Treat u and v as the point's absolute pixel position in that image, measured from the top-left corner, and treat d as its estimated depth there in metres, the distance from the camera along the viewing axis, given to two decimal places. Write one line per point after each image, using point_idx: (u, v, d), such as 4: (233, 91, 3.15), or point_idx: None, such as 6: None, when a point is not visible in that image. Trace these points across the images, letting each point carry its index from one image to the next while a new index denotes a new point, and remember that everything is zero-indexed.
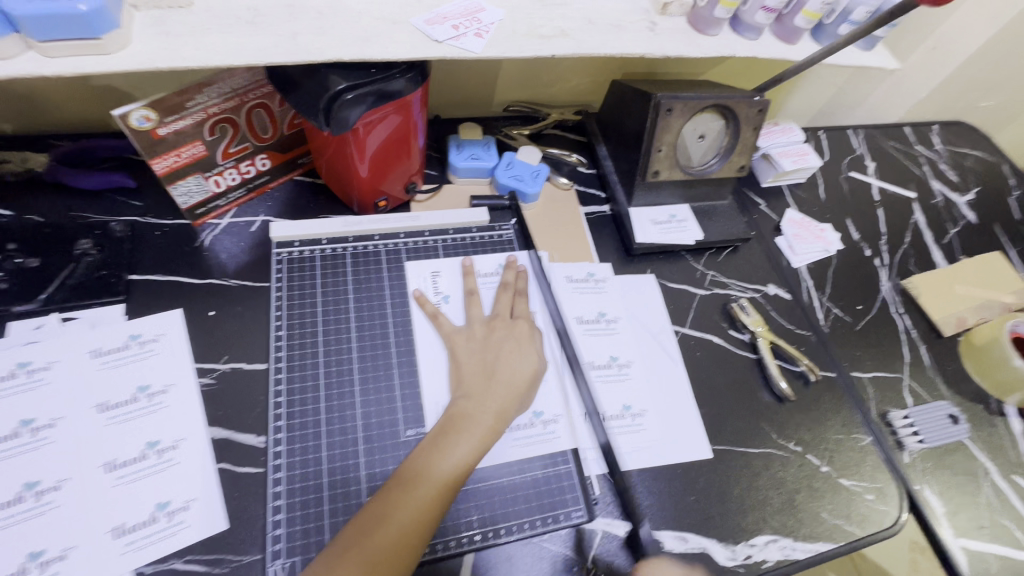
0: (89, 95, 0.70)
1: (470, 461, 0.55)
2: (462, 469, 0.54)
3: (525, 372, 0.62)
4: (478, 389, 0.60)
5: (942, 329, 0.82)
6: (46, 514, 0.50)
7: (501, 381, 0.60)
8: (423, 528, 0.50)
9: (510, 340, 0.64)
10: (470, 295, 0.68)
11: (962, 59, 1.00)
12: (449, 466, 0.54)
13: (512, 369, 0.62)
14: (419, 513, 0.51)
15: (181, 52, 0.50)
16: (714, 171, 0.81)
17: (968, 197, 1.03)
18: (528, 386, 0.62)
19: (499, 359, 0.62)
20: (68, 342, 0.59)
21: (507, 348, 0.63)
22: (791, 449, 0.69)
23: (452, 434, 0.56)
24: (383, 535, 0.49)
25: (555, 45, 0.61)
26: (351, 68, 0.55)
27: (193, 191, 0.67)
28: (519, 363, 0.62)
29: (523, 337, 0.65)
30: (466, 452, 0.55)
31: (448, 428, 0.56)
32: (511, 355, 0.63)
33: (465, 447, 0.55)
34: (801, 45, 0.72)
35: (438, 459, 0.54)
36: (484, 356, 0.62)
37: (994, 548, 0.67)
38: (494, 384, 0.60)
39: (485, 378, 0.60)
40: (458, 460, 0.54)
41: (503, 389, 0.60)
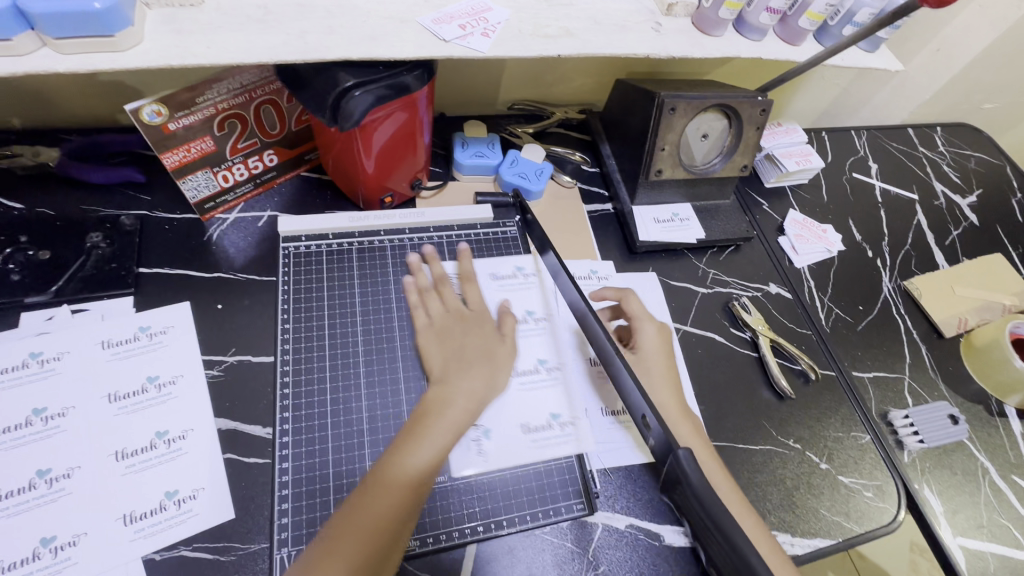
0: (101, 91, 0.71)
1: (440, 454, 0.55)
2: (437, 457, 0.54)
3: (490, 354, 0.63)
4: (449, 378, 0.60)
5: (943, 330, 0.83)
6: (57, 501, 0.51)
7: (468, 365, 0.61)
8: (401, 517, 0.50)
9: (478, 329, 0.64)
10: (434, 288, 0.68)
11: (965, 61, 1.01)
12: (425, 453, 0.54)
13: (478, 352, 0.62)
14: (395, 502, 0.51)
15: (192, 50, 0.51)
16: (717, 171, 0.81)
17: (971, 199, 1.03)
18: (494, 364, 0.62)
19: (466, 345, 0.63)
20: (78, 333, 0.59)
21: (475, 337, 0.63)
22: (791, 445, 0.69)
23: (423, 429, 0.55)
24: (359, 526, 0.49)
25: (560, 45, 0.61)
26: (359, 66, 0.56)
27: (202, 185, 0.68)
28: (486, 348, 0.63)
29: (488, 324, 0.65)
30: (440, 439, 0.55)
31: (422, 416, 0.57)
32: (475, 340, 0.63)
33: (440, 434, 0.55)
34: (805, 46, 0.73)
35: (413, 447, 0.54)
36: (448, 345, 0.63)
37: (992, 547, 0.67)
38: (462, 371, 0.60)
39: (454, 364, 0.61)
40: (433, 448, 0.54)
41: (471, 372, 0.60)
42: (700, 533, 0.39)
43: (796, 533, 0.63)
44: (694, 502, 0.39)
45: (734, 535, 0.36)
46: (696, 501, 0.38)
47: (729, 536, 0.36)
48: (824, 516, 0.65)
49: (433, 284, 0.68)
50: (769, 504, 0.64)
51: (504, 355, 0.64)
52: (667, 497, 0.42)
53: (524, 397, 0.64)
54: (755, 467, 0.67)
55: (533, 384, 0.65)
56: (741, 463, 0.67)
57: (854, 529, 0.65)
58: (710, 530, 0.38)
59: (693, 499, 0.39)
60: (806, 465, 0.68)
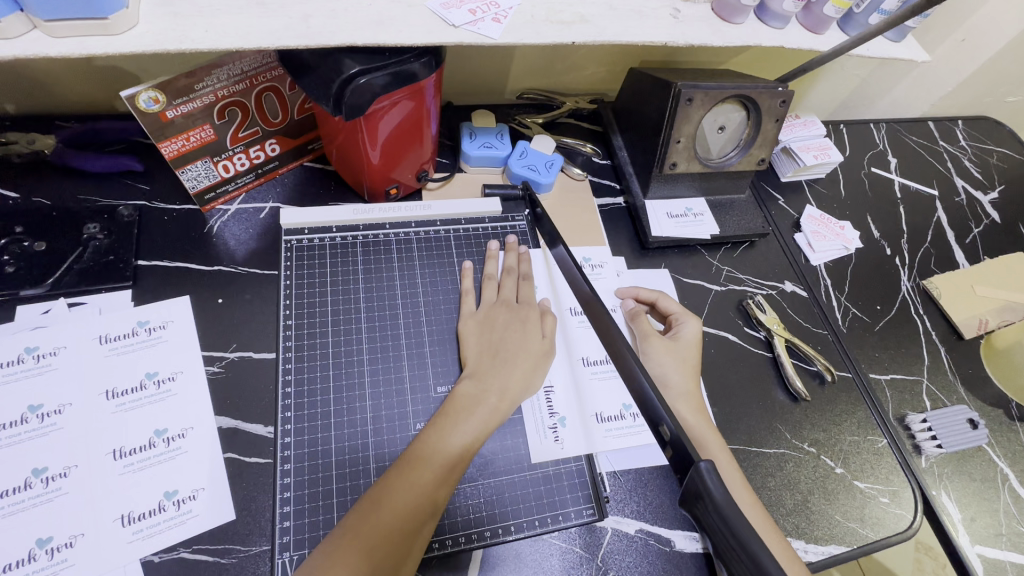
0: (98, 77, 0.68)
1: (474, 439, 0.55)
2: (464, 452, 0.54)
3: (531, 351, 0.62)
4: (483, 370, 0.59)
5: (963, 332, 0.80)
6: (53, 501, 0.50)
7: (504, 360, 0.60)
8: (425, 510, 0.50)
9: (515, 322, 0.64)
10: (489, 280, 0.68)
11: (991, 52, 0.97)
12: (451, 448, 0.53)
13: (516, 349, 0.61)
14: (420, 495, 0.50)
15: (190, 34, 0.49)
16: (733, 164, 0.79)
17: (992, 196, 1.00)
18: (533, 362, 0.62)
19: (503, 339, 0.62)
20: (74, 327, 0.58)
21: (512, 330, 0.63)
22: (805, 449, 0.67)
23: (457, 415, 0.56)
24: (382, 516, 0.48)
25: (574, 31, 0.58)
26: (364, 52, 0.54)
27: (202, 175, 0.66)
28: (526, 344, 0.62)
29: (531, 320, 0.65)
30: (468, 434, 0.55)
31: (452, 410, 0.56)
32: (515, 336, 0.62)
33: (469, 429, 0.55)
34: (829, 35, 0.69)
35: (449, 432, 0.54)
36: (486, 340, 0.62)
37: (1011, 556, 0.66)
38: (497, 366, 0.60)
39: (489, 359, 0.60)
40: (460, 443, 0.54)
41: (507, 368, 0.60)
42: (726, 556, 0.36)
43: (809, 540, 0.61)
44: (719, 521, 0.37)
45: (762, 556, 0.34)
46: (722, 523, 0.36)
47: (757, 560, 0.34)
48: (839, 521, 0.63)
49: (492, 276, 0.68)
50: (783, 510, 0.62)
51: (543, 353, 0.63)
52: (686, 512, 0.40)
53: (595, 387, 0.65)
54: (768, 471, 0.65)
55: (604, 374, 0.66)
56: (753, 466, 0.65)
57: (869, 536, 0.63)
58: (735, 551, 0.35)
59: (717, 517, 0.37)
60: (821, 470, 0.66)
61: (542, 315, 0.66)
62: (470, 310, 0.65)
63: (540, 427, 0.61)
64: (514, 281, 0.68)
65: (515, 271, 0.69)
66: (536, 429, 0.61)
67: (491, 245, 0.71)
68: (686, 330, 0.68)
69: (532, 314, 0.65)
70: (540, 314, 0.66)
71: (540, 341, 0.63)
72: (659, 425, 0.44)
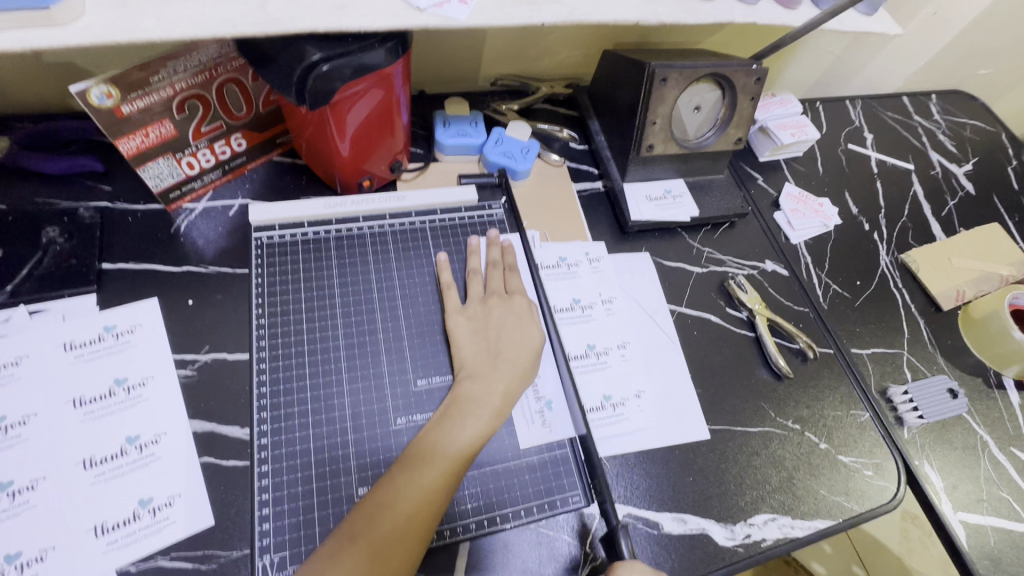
0: (50, 73, 0.66)
1: (474, 444, 0.54)
2: (466, 456, 0.53)
3: (520, 340, 0.61)
4: (483, 369, 0.58)
5: (942, 303, 0.81)
6: (21, 515, 0.48)
7: (503, 360, 0.59)
8: (430, 514, 0.49)
9: (509, 316, 0.63)
10: (474, 274, 0.66)
11: (962, 23, 0.97)
12: (451, 452, 0.52)
13: (512, 345, 0.61)
14: (425, 500, 0.49)
15: (140, 23, 0.47)
16: (709, 144, 0.78)
17: (967, 168, 1.01)
18: (524, 357, 0.60)
19: (501, 336, 0.61)
20: (36, 335, 0.56)
21: (508, 325, 0.62)
22: (790, 426, 0.67)
23: (455, 420, 0.55)
24: (384, 524, 0.48)
25: (543, 12, 0.57)
26: (325, 39, 0.52)
27: (165, 173, 0.63)
28: (521, 338, 0.61)
29: (522, 312, 0.63)
30: (470, 439, 0.54)
31: (454, 417, 0.55)
32: (513, 331, 0.62)
33: (470, 433, 0.54)
34: (801, 10, 0.69)
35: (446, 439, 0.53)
36: (483, 336, 0.61)
37: (992, 521, 0.66)
38: (495, 364, 0.59)
39: (487, 358, 0.59)
40: (462, 447, 0.53)
41: (506, 368, 0.59)
42: None
43: (796, 515, 0.62)
44: None
45: None
46: None
47: None
48: (824, 496, 0.64)
49: (476, 270, 0.67)
50: (768, 487, 0.63)
51: (537, 349, 0.62)
52: None
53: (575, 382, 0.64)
54: (753, 449, 0.65)
55: (584, 368, 0.66)
56: (739, 445, 0.65)
57: (855, 509, 0.63)
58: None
59: None
60: (806, 446, 0.66)
61: (531, 306, 0.65)
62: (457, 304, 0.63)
63: (526, 412, 0.60)
64: (500, 274, 0.67)
65: (501, 264, 0.68)
66: (524, 409, 0.60)
67: (472, 239, 0.69)
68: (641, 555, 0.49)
69: (521, 307, 0.64)
70: (531, 304, 0.65)
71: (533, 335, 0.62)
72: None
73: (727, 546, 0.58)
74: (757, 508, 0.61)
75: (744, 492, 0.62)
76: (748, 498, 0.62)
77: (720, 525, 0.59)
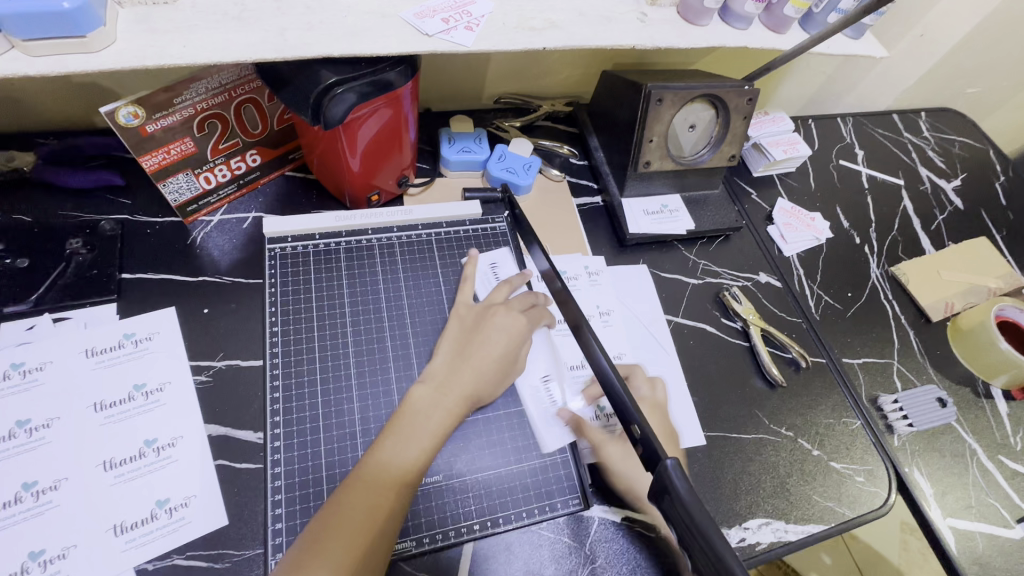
0: (76, 93, 0.69)
1: (430, 448, 0.54)
2: (422, 458, 0.53)
3: (507, 345, 0.61)
4: (444, 372, 0.59)
5: (931, 314, 0.84)
6: (45, 514, 0.50)
7: (469, 362, 0.59)
8: (389, 519, 0.49)
9: (503, 318, 0.63)
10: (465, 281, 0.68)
11: (948, 45, 1.01)
12: (408, 456, 0.53)
13: (492, 344, 0.61)
14: (383, 504, 0.49)
15: (168, 49, 0.50)
16: (704, 161, 0.81)
17: (955, 183, 1.04)
18: (512, 358, 0.62)
19: (472, 337, 0.61)
20: (60, 341, 0.58)
21: (496, 326, 0.62)
22: (783, 434, 0.70)
23: (409, 423, 0.55)
24: (347, 529, 0.47)
25: (545, 37, 0.60)
26: (340, 63, 0.55)
27: (183, 188, 0.66)
28: (504, 343, 0.61)
29: (511, 313, 0.64)
30: (425, 441, 0.54)
31: (401, 425, 0.54)
32: (499, 330, 0.62)
33: (422, 435, 0.54)
34: (790, 34, 0.72)
35: (403, 442, 0.53)
36: (466, 338, 0.62)
37: (980, 527, 0.68)
38: (461, 366, 0.59)
39: (452, 362, 0.60)
40: (418, 450, 0.53)
41: (472, 369, 0.59)
42: (689, 546, 0.37)
43: (789, 520, 0.64)
44: (684, 515, 0.38)
45: (724, 551, 0.35)
46: (685, 514, 0.38)
47: (717, 550, 0.35)
48: (817, 502, 0.66)
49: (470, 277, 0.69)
50: (763, 492, 0.65)
51: (518, 349, 0.62)
52: (655, 506, 0.42)
53: (574, 391, 0.67)
54: (747, 455, 0.67)
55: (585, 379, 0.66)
56: (733, 452, 0.67)
57: (846, 514, 0.65)
58: (696, 541, 0.37)
59: (683, 513, 0.38)
60: (799, 453, 0.69)
61: (530, 311, 0.66)
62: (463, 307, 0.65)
63: (529, 420, 0.62)
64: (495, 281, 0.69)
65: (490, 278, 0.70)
66: (528, 415, 0.63)
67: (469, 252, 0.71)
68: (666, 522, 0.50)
69: (514, 313, 0.64)
70: (531, 309, 0.66)
71: (518, 341, 0.62)
72: (630, 424, 0.47)
73: None
74: (752, 513, 0.63)
75: (739, 497, 0.64)
76: (743, 503, 0.64)
77: None
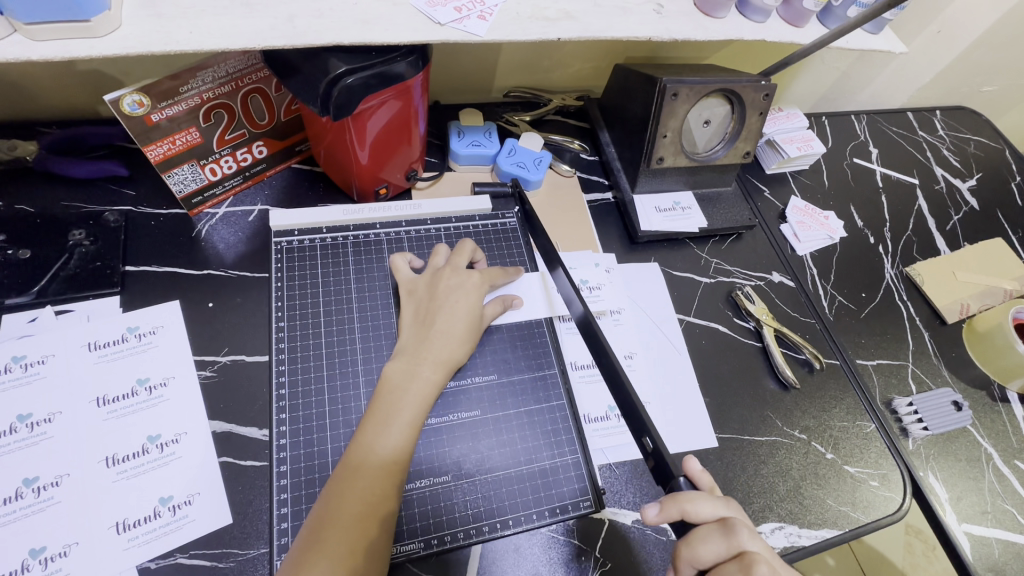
0: (81, 81, 0.68)
1: (414, 425, 0.52)
2: (410, 435, 0.52)
3: (467, 312, 0.59)
4: (416, 345, 0.57)
5: (946, 316, 0.82)
6: (46, 511, 0.49)
7: (439, 334, 0.57)
8: (385, 504, 0.48)
9: (458, 290, 0.61)
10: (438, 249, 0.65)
11: (966, 42, 0.99)
12: (395, 436, 0.51)
13: (454, 316, 0.58)
14: (378, 489, 0.48)
15: (174, 35, 0.48)
16: (718, 157, 0.80)
17: (971, 183, 1.03)
18: (471, 330, 0.59)
19: (441, 310, 0.59)
20: (63, 334, 0.57)
21: (453, 298, 0.60)
22: (797, 436, 0.68)
23: (389, 402, 0.53)
24: (343, 522, 0.46)
25: (560, 28, 0.59)
26: (350, 52, 0.54)
27: (189, 179, 0.65)
28: (467, 311, 0.59)
29: (469, 286, 0.61)
30: (409, 416, 0.52)
31: (382, 408, 0.52)
32: (456, 302, 0.59)
33: (406, 410, 0.52)
34: (809, 28, 0.71)
35: (386, 421, 0.51)
36: (424, 309, 0.59)
37: (996, 533, 0.67)
38: (429, 340, 0.57)
39: (421, 334, 0.58)
40: (404, 426, 0.52)
41: (442, 342, 0.57)
42: None
43: (803, 524, 0.62)
44: None
45: None
46: None
47: None
48: (831, 506, 0.64)
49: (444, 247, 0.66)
50: (776, 496, 0.63)
51: (477, 318, 0.60)
52: None
53: (583, 391, 0.66)
54: (761, 458, 0.66)
55: (591, 378, 0.67)
56: (746, 454, 0.66)
57: (861, 519, 0.64)
58: None
59: None
60: (813, 456, 0.67)
61: (484, 281, 0.63)
62: (410, 280, 0.63)
63: (541, 421, 0.61)
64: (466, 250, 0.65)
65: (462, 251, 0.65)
66: (539, 416, 0.61)
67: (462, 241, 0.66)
68: (700, 504, 0.44)
69: (475, 281, 0.62)
70: (485, 280, 0.63)
71: (479, 311, 0.61)
72: (642, 437, 0.50)
73: None
74: (765, 517, 0.62)
75: (752, 500, 0.63)
76: (756, 507, 0.62)
77: None
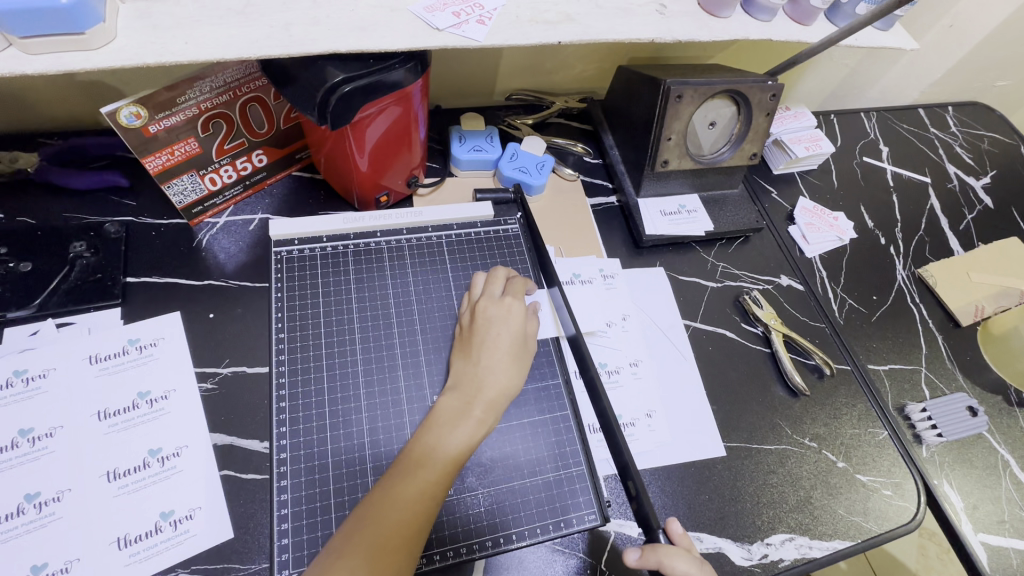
0: (80, 92, 0.68)
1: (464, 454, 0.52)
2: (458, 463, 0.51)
3: (510, 345, 0.59)
4: (466, 377, 0.57)
5: (960, 319, 0.80)
6: (46, 527, 0.49)
7: (488, 367, 0.57)
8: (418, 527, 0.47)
9: (499, 318, 0.60)
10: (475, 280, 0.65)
11: (978, 36, 0.97)
12: (441, 461, 0.51)
13: (498, 347, 0.58)
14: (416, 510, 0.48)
15: (169, 46, 0.48)
16: (725, 159, 0.78)
17: (985, 181, 1.00)
18: (517, 360, 0.58)
19: (487, 339, 0.59)
20: (63, 348, 0.57)
21: (495, 327, 0.59)
22: (806, 444, 0.67)
23: (441, 428, 0.53)
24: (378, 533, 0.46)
25: (560, 31, 0.58)
26: (347, 60, 0.53)
27: (187, 189, 0.65)
28: (508, 343, 0.59)
29: (514, 318, 0.60)
30: (459, 446, 0.52)
31: (425, 444, 0.52)
32: (497, 332, 0.59)
33: (455, 439, 0.52)
34: (816, 26, 0.69)
35: (438, 446, 0.51)
36: (470, 341, 0.59)
37: (1015, 543, 0.65)
38: (479, 372, 0.57)
39: (471, 366, 0.57)
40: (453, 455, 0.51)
41: (491, 375, 0.57)
42: None
43: (814, 535, 0.61)
44: None
45: None
46: None
47: None
48: (841, 516, 0.63)
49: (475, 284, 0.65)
50: (785, 506, 0.62)
51: (523, 347, 0.60)
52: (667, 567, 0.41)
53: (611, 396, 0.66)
54: (769, 468, 0.64)
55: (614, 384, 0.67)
56: (755, 464, 0.64)
57: (873, 529, 0.63)
58: None
59: None
60: (822, 464, 0.66)
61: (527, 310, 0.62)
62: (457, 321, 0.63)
63: (546, 433, 0.60)
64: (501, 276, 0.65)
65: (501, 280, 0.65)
66: (545, 429, 0.60)
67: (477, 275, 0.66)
68: (677, 560, 0.49)
69: (516, 311, 0.61)
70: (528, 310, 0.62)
71: (522, 341, 0.59)
72: (627, 480, 0.53)
73: (744, 565, 0.58)
74: (774, 528, 0.61)
75: (759, 510, 0.61)
76: (764, 518, 0.61)
77: (736, 545, 0.59)
